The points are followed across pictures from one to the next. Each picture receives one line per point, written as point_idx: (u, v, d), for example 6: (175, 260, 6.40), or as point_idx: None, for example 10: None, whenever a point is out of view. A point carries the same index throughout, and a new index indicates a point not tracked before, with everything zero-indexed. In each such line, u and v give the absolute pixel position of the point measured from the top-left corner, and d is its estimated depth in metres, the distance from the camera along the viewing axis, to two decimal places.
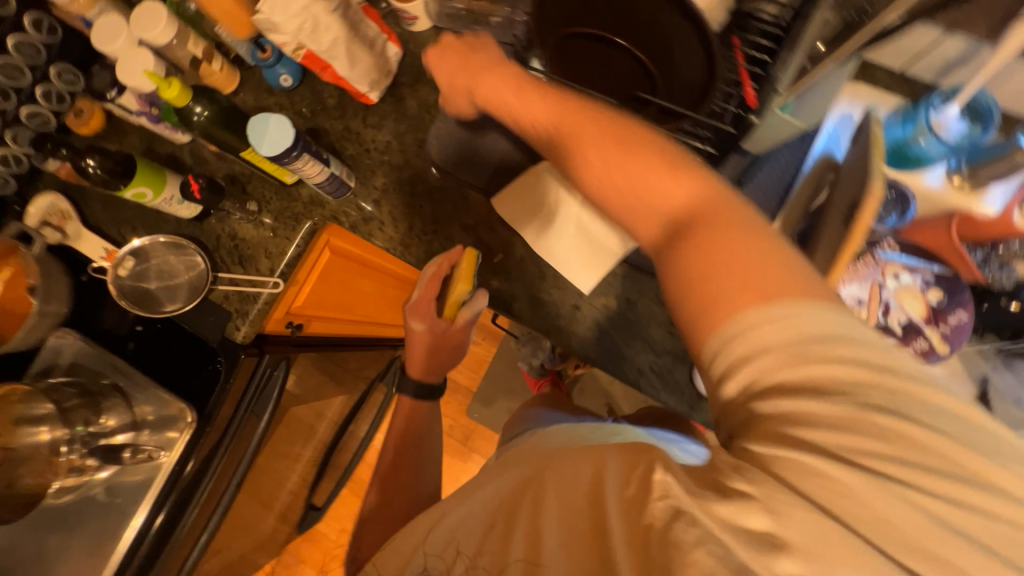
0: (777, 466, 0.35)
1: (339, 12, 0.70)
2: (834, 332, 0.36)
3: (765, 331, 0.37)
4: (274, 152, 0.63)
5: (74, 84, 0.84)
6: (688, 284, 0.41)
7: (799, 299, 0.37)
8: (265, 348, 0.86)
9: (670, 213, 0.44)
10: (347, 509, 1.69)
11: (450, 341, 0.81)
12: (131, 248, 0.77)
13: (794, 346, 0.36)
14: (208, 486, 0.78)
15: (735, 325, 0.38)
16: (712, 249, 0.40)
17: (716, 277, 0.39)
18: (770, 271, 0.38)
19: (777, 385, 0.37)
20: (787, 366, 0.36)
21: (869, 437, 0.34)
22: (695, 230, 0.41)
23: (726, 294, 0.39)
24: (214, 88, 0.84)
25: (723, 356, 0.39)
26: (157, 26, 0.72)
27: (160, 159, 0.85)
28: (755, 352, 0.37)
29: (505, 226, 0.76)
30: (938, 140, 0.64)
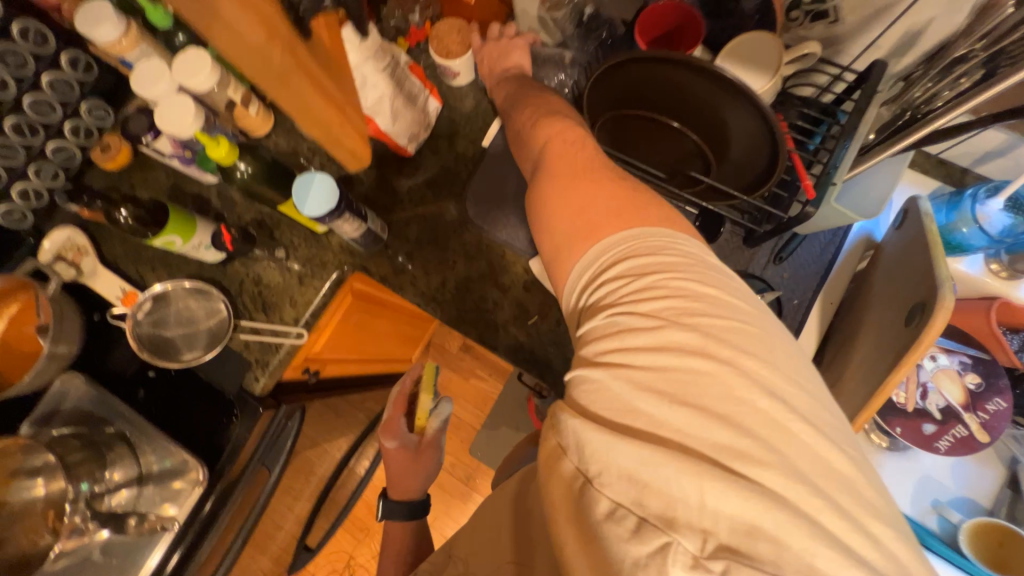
0: (609, 382, 0.40)
1: (387, 70, 0.70)
2: (744, 354, 0.39)
3: (611, 266, 0.44)
4: (317, 213, 0.63)
5: (103, 120, 0.83)
6: (565, 221, 0.48)
7: (696, 313, 0.40)
8: (281, 400, 0.82)
9: (598, 210, 0.47)
10: (340, 549, 1.62)
11: (427, 455, 0.75)
12: (152, 293, 0.75)
13: (673, 343, 0.39)
14: (208, 549, 0.73)
15: (581, 257, 0.46)
16: (598, 239, 0.46)
17: (586, 216, 0.47)
18: (668, 284, 0.41)
19: (637, 363, 0.40)
20: (632, 287, 0.42)
21: (706, 369, 0.38)
22: (597, 224, 0.46)
23: (587, 231, 0.47)
24: (249, 131, 0.83)
25: (596, 327, 0.43)
26: (198, 74, 0.70)
27: (186, 198, 0.83)
28: (632, 336, 0.40)
29: (541, 288, 0.75)
30: (981, 231, 0.65)
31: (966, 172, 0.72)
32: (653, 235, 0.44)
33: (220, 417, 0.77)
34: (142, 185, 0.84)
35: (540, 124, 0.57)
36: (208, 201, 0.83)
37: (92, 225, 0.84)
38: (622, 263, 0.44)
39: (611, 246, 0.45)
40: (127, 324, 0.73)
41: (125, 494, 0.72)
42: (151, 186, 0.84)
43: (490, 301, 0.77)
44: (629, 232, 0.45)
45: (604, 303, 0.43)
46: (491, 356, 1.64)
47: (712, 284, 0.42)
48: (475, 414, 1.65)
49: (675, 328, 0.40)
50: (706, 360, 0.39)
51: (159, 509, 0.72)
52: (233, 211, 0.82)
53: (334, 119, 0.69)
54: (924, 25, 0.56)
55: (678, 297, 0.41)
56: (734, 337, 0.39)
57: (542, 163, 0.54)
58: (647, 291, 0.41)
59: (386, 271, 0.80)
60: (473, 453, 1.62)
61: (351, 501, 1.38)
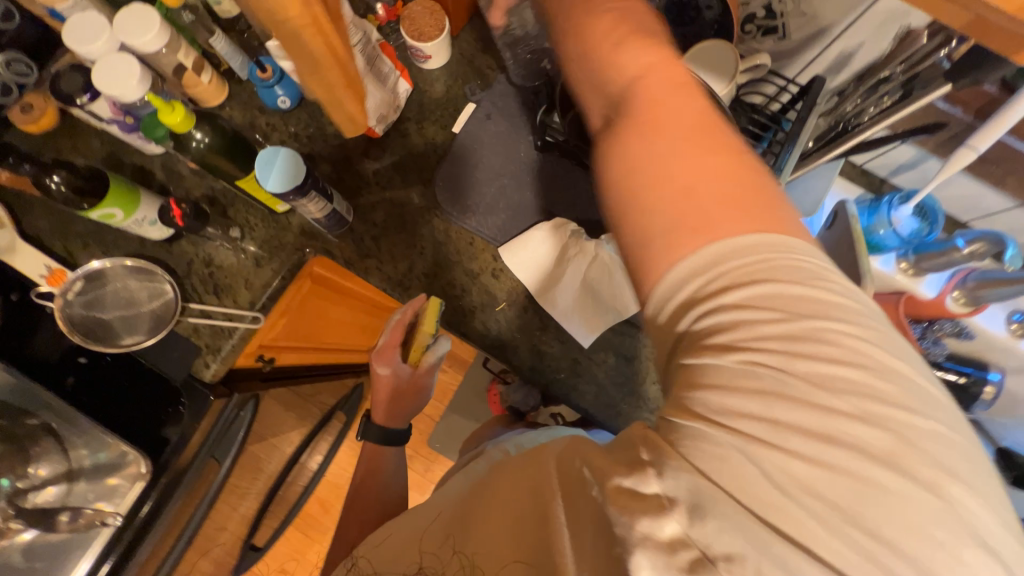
0: (718, 428, 0.32)
1: (358, 47, 0.68)
2: (915, 427, 0.31)
3: (735, 276, 0.33)
4: (282, 188, 0.61)
5: (24, 75, 0.75)
6: (667, 207, 0.35)
7: (863, 371, 0.31)
8: (234, 387, 0.78)
9: (719, 198, 0.34)
10: (289, 547, 1.56)
11: (419, 383, 0.78)
12: (86, 271, 0.69)
13: (820, 403, 0.31)
14: (151, 545, 0.68)
15: (690, 265, 0.34)
16: (722, 242, 0.34)
17: (705, 208, 0.34)
18: (817, 322, 0.32)
19: (770, 418, 0.31)
20: (761, 317, 0.32)
21: (854, 418, 0.30)
22: (720, 222, 0.34)
23: (699, 222, 0.34)
24: (200, 100, 0.77)
25: (710, 362, 0.33)
26: (145, 33, 0.65)
27: (125, 169, 0.76)
28: (762, 384, 0.31)
29: (510, 275, 0.77)
30: (894, 232, 0.74)
31: (884, 181, 0.82)
32: (796, 254, 0.33)
33: (163, 406, 0.72)
34: (72, 152, 0.76)
35: (625, 51, 0.40)
36: (152, 173, 0.77)
37: (10, 195, 0.75)
38: (750, 288, 0.33)
39: (742, 264, 0.33)
40: (58, 304, 0.67)
41: (53, 491, 0.69)
42: (83, 154, 0.76)
43: (457, 287, 0.77)
44: (767, 244, 0.33)
45: (716, 334, 0.33)
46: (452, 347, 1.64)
47: (874, 331, 0.32)
48: (435, 406, 1.64)
49: (810, 380, 0.31)
50: (847, 419, 0.31)
51: (92, 506, 0.68)
52: (181, 185, 0.77)
53: (342, 85, 0.61)
54: (854, 48, 0.65)
55: (828, 347, 0.32)
56: (909, 403, 0.31)
57: (624, 116, 0.39)
58: (784, 333, 0.32)
59: (351, 254, 0.78)
60: (432, 445, 1.61)
61: (303, 496, 1.33)
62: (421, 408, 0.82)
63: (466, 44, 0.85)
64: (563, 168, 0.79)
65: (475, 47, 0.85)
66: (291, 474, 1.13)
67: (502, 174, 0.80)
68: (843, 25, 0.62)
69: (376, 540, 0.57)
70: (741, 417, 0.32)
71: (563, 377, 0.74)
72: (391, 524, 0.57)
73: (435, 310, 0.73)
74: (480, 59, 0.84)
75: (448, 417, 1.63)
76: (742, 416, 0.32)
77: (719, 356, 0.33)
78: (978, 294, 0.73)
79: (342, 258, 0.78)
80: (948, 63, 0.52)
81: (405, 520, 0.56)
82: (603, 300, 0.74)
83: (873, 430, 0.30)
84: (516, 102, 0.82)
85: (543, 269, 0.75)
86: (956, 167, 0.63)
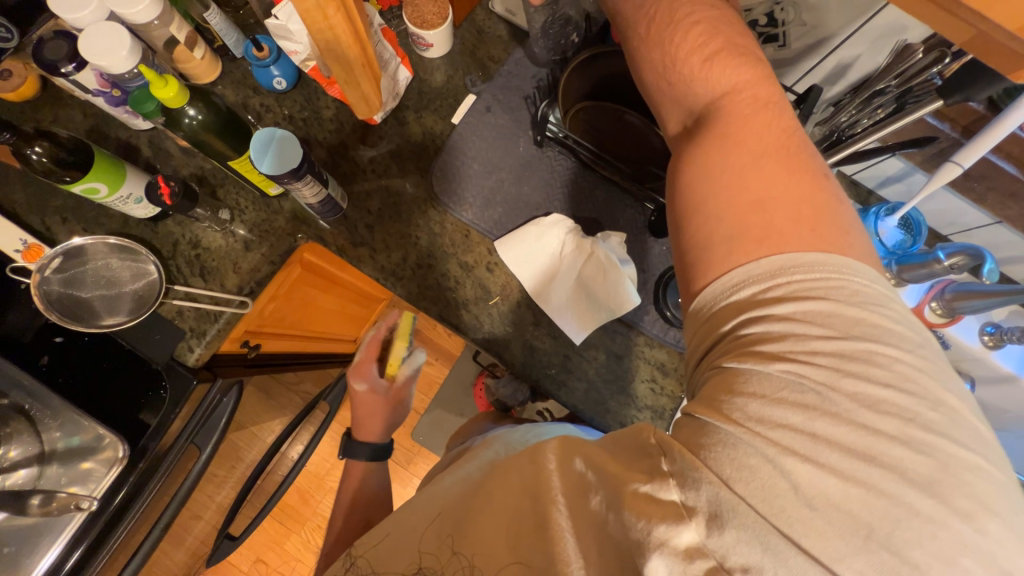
0: (742, 431, 0.36)
1: None
2: (943, 435, 0.34)
3: (787, 278, 0.39)
4: (277, 171, 0.60)
5: (5, 41, 0.72)
6: (739, 214, 0.41)
7: (903, 376, 0.36)
8: (217, 371, 0.76)
9: (783, 209, 0.40)
10: (265, 537, 1.54)
11: (395, 404, 0.80)
12: (66, 248, 0.66)
13: (864, 397, 0.35)
14: (124, 532, 0.67)
15: (751, 262, 0.40)
16: (777, 247, 0.39)
17: (773, 221, 0.40)
18: (858, 327, 0.36)
19: (813, 409, 0.35)
20: (804, 316, 0.37)
21: (880, 411, 0.35)
22: (777, 228, 0.40)
23: (759, 229, 0.40)
24: (192, 77, 0.75)
25: (759, 348, 0.38)
26: (137, 3, 0.62)
27: (110, 144, 0.74)
28: (806, 374, 0.36)
29: (505, 270, 0.77)
30: (880, 242, 0.77)
31: (872, 193, 0.84)
32: (855, 274, 0.38)
33: (145, 390, 0.70)
34: (53, 123, 0.73)
35: (712, 67, 0.47)
36: (138, 149, 0.74)
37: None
38: (804, 292, 0.38)
39: (797, 270, 0.38)
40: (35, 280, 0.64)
41: (23, 473, 0.66)
42: (65, 126, 0.73)
43: (451, 280, 0.77)
44: (827, 259, 0.38)
45: (765, 324, 0.38)
46: (440, 340, 1.63)
47: (922, 354, 0.37)
48: (420, 399, 1.63)
49: (855, 377, 0.35)
50: (877, 412, 0.35)
51: (66, 490, 0.66)
52: (169, 164, 0.74)
53: (360, 64, 0.62)
54: (851, 59, 0.66)
55: (873, 354, 0.36)
56: (932, 416, 0.35)
57: (709, 127, 0.45)
58: (831, 336, 0.37)
59: (343, 242, 0.77)
60: (415, 437, 1.60)
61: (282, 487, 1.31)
62: (400, 424, 0.83)
63: (468, 35, 0.84)
64: (563, 165, 0.79)
65: (478, 38, 0.84)
66: (272, 463, 1.11)
67: (501, 169, 0.80)
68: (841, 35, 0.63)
69: (375, 539, 0.59)
70: (781, 399, 0.36)
71: (553, 373, 0.75)
72: (386, 522, 0.61)
73: (408, 325, 0.78)
74: (482, 51, 0.83)
75: (432, 410, 1.62)
76: (781, 398, 0.36)
77: (765, 341, 0.37)
78: (953, 305, 0.76)
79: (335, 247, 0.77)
80: (939, 79, 0.55)
81: (403, 518, 0.59)
82: (594, 299, 0.74)
83: (899, 425, 0.35)
84: (517, 96, 0.81)
85: (542, 271, 0.75)
86: (941, 183, 0.65)
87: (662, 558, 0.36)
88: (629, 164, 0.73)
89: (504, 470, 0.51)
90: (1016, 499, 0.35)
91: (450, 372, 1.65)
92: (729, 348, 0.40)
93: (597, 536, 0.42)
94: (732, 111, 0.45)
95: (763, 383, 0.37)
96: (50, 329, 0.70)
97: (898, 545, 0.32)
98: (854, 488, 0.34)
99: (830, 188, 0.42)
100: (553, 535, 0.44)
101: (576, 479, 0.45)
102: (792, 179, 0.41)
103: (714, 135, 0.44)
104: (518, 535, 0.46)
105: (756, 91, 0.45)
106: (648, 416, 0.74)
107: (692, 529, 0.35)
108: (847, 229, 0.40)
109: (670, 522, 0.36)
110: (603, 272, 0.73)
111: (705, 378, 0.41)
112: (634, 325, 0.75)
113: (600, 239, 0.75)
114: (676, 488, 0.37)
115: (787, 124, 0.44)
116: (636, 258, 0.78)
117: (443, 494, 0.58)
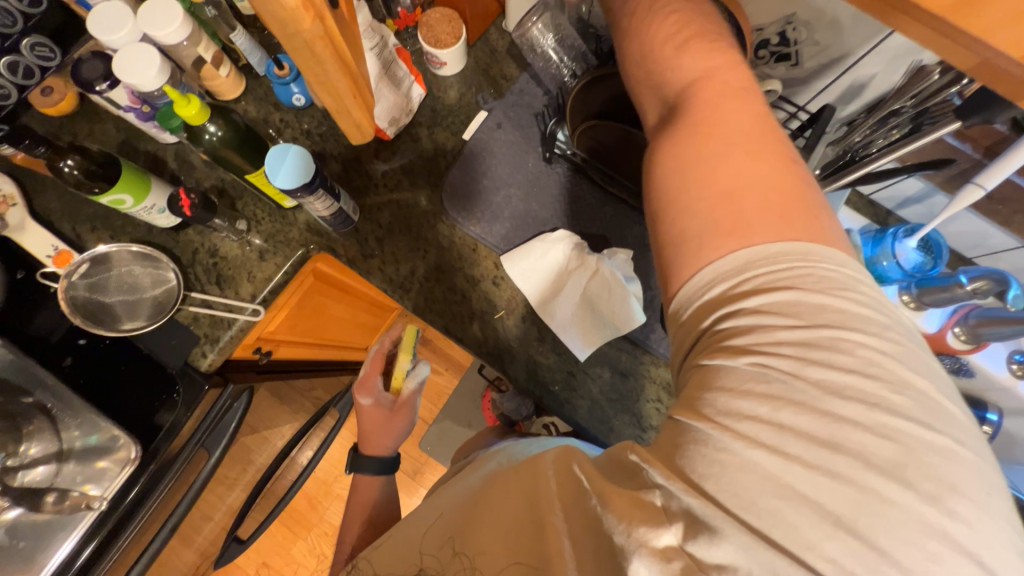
0: (747, 454, 0.34)
1: (375, 51, 0.70)
2: (921, 428, 0.33)
3: (757, 267, 0.38)
4: (288, 185, 0.62)
5: (47, 60, 0.76)
6: (711, 205, 0.40)
7: (873, 363, 0.34)
8: (229, 377, 0.78)
9: (757, 193, 0.39)
10: (273, 541, 1.56)
11: (403, 418, 0.79)
12: (92, 254, 0.69)
13: (830, 384, 0.34)
14: (135, 530, 0.68)
15: (721, 255, 0.39)
16: (751, 234, 0.38)
17: (744, 209, 0.39)
18: (831, 312, 0.35)
19: (780, 397, 0.34)
20: (775, 306, 0.36)
21: (843, 399, 0.34)
22: (750, 214, 0.39)
23: (730, 218, 0.39)
24: (215, 93, 0.79)
25: (730, 341, 0.37)
26: (167, 26, 0.66)
27: (137, 156, 0.78)
28: (770, 362, 0.35)
29: (511, 284, 0.77)
30: (897, 265, 0.74)
31: (890, 213, 0.81)
32: (821, 261, 0.37)
33: (158, 393, 0.72)
34: (89, 137, 0.78)
35: (685, 50, 0.48)
36: (164, 162, 0.78)
37: (24, 175, 0.77)
38: (774, 284, 0.37)
39: (758, 260, 0.38)
40: (65, 282, 0.67)
41: (40, 471, 0.68)
42: (98, 138, 0.78)
43: (458, 293, 0.78)
44: (794, 247, 0.37)
45: (733, 317, 0.37)
46: (450, 350, 1.63)
47: (892, 337, 0.35)
48: (428, 409, 1.63)
49: (819, 365, 0.34)
50: (842, 399, 0.34)
51: (79, 488, 0.68)
52: (192, 176, 0.78)
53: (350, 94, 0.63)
54: (867, 78, 0.65)
55: (838, 340, 0.35)
56: (912, 408, 0.33)
57: (677, 116, 0.45)
58: (796, 324, 0.36)
59: (354, 253, 0.79)
60: (423, 447, 1.60)
61: (290, 492, 1.33)
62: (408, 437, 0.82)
63: (482, 54, 0.86)
64: (570, 182, 0.80)
65: (491, 56, 0.86)
66: (281, 468, 1.13)
67: (510, 184, 0.81)
68: (857, 55, 0.62)
69: (376, 543, 0.61)
70: (747, 391, 0.35)
71: (556, 388, 0.74)
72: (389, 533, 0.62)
73: (411, 339, 0.78)
74: (495, 69, 0.85)
75: (440, 421, 1.62)
76: (748, 390, 0.35)
77: (734, 334, 0.37)
78: (978, 331, 0.73)
79: (345, 258, 0.79)
80: (959, 99, 0.53)
81: (401, 528, 0.60)
82: (603, 316, 0.74)
83: (864, 412, 0.33)
84: (528, 113, 0.83)
85: (547, 285, 0.75)
86: (962, 204, 0.63)
87: (642, 559, 0.36)
88: (636, 183, 0.73)
89: (503, 478, 0.51)
90: (989, 480, 0.33)
91: (459, 384, 1.65)
92: (703, 345, 0.39)
93: (588, 541, 0.40)
94: (703, 102, 0.44)
95: (733, 372, 0.36)
96: (75, 331, 0.73)
97: (892, 552, 0.31)
98: (870, 509, 0.32)
99: (802, 170, 0.42)
100: (550, 535, 0.43)
101: (575, 482, 0.44)
102: (759, 161, 0.41)
103: (682, 124, 0.44)
104: (513, 533, 0.46)
105: (718, 77, 0.45)
106: (654, 436, 0.73)
107: (672, 532, 0.35)
108: (816, 213, 0.39)
109: (650, 525, 0.36)
110: (611, 291, 0.73)
111: (684, 378, 0.40)
112: (642, 344, 0.74)
113: (607, 256, 0.74)
114: (658, 491, 0.37)
115: (755, 109, 0.44)
116: (645, 275, 0.77)
117: (444, 500, 0.58)
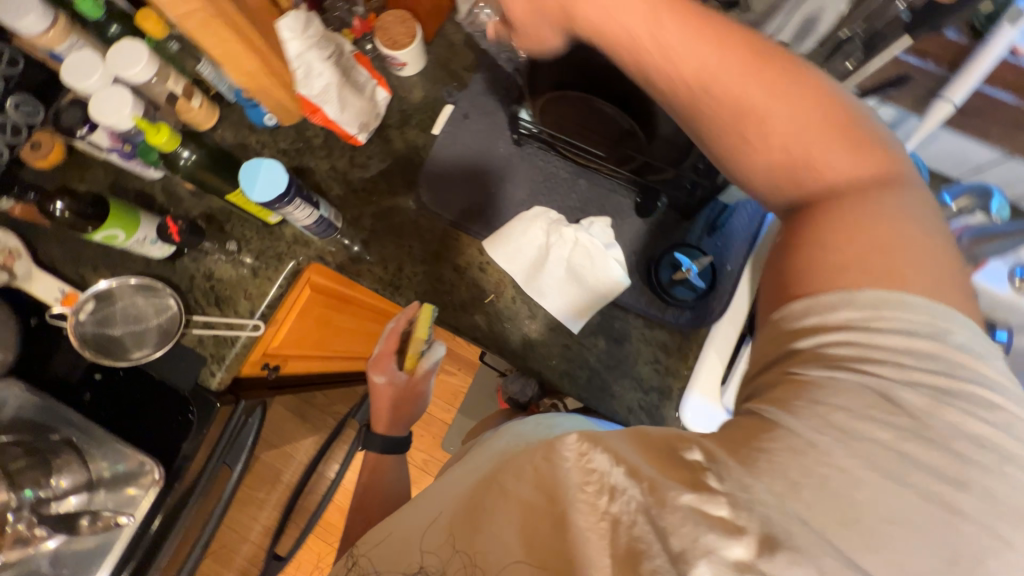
0: None
1: (332, 60, 0.72)
2: None
3: (890, 311, 0.33)
4: (265, 197, 0.64)
5: (32, 116, 0.81)
6: (837, 231, 0.36)
7: (1010, 414, 0.32)
8: (241, 395, 0.81)
9: (881, 224, 0.35)
10: (311, 558, 1.59)
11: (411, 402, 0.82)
12: (96, 291, 0.73)
13: (980, 441, 0.31)
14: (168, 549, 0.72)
15: (855, 289, 0.34)
16: (886, 267, 0.34)
17: (871, 243, 0.35)
18: (976, 366, 0.32)
19: (917, 452, 0.31)
20: (911, 354, 0.33)
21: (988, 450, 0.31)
22: (879, 249, 0.34)
23: (862, 249, 0.35)
24: (191, 125, 0.82)
25: (859, 385, 0.32)
26: (135, 65, 0.69)
27: (127, 195, 0.81)
28: (905, 415, 0.31)
29: (497, 267, 0.78)
30: None
31: None
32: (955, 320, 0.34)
33: (173, 416, 0.75)
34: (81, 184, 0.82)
35: (752, 35, 0.39)
36: (152, 197, 0.81)
37: (24, 227, 0.81)
38: (895, 325, 0.33)
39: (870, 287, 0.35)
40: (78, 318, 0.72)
41: (73, 501, 0.70)
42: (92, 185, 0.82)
43: (446, 283, 0.79)
44: (923, 302, 0.33)
45: (842, 343, 0.34)
46: (460, 350, 1.65)
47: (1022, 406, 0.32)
48: (446, 410, 1.65)
49: (953, 412, 0.31)
50: (978, 447, 0.31)
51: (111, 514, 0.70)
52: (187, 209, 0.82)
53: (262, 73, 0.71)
54: None
55: (979, 396, 0.32)
56: None
57: (769, 108, 0.38)
58: (936, 373, 0.32)
59: (342, 259, 0.81)
60: (445, 448, 1.62)
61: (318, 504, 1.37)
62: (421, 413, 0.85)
63: (441, 50, 0.87)
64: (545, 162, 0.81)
65: (450, 51, 0.87)
66: (306, 481, 1.16)
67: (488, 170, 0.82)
68: None
69: (376, 538, 0.55)
70: (868, 420, 0.31)
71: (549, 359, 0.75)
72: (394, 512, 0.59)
73: (427, 318, 0.75)
74: (456, 63, 0.87)
75: (459, 420, 1.64)
76: (868, 418, 0.31)
77: (849, 369, 0.33)
78: (972, 250, 0.71)
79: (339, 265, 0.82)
80: (908, 13, 0.54)
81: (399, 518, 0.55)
82: (589, 285, 0.75)
83: (991, 462, 0.30)
84: (492, 100, 0.84)
85: (531, 264, 0.76)
86: (933, 122, 0.62)
87: (710, 565, 0.31)
88: (604, 150, 0.73)
89: (511, 461, 0.45)
90: None
91: (473, 381, 1.67)
92: (813, 365, 0.34)
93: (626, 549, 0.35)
94: (799, 108, 0.38)
95: (872, 424, 0.31)
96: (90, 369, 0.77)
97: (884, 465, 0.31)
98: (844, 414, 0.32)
99: (923, 197, 0.38)
100: (573, 536, 0.37)
101: (608, 482, 0.37)
102: (879, 187, 0.37)
103: (787, 127, 0.38)
104: (536, 520, 0.41)
105: (812, 80, 0.39)
106: (656, 398, 0.73)
107: (744, 544, 0.31)
108: (945, 253, 0.35)
109: (722, 533, 0.31)
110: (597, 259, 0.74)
111: (762, 382, 0.36)
112: (632, 308, 0.75)
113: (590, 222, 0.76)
114: (727, 504, 0.32)
115: (859, 122, 0.39)
116: (627, 241, 0.78)
117: (450, 491, 0.52)
